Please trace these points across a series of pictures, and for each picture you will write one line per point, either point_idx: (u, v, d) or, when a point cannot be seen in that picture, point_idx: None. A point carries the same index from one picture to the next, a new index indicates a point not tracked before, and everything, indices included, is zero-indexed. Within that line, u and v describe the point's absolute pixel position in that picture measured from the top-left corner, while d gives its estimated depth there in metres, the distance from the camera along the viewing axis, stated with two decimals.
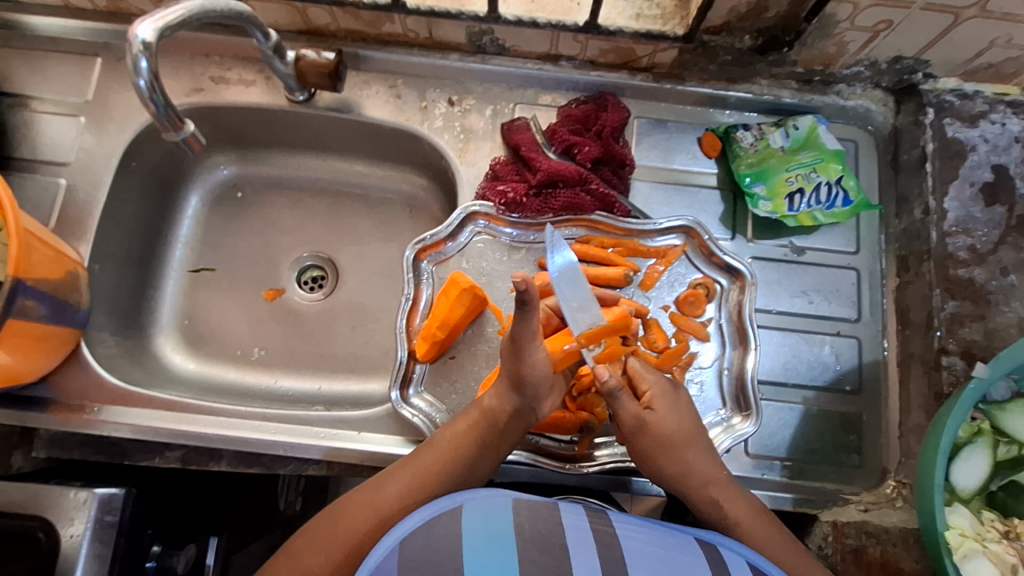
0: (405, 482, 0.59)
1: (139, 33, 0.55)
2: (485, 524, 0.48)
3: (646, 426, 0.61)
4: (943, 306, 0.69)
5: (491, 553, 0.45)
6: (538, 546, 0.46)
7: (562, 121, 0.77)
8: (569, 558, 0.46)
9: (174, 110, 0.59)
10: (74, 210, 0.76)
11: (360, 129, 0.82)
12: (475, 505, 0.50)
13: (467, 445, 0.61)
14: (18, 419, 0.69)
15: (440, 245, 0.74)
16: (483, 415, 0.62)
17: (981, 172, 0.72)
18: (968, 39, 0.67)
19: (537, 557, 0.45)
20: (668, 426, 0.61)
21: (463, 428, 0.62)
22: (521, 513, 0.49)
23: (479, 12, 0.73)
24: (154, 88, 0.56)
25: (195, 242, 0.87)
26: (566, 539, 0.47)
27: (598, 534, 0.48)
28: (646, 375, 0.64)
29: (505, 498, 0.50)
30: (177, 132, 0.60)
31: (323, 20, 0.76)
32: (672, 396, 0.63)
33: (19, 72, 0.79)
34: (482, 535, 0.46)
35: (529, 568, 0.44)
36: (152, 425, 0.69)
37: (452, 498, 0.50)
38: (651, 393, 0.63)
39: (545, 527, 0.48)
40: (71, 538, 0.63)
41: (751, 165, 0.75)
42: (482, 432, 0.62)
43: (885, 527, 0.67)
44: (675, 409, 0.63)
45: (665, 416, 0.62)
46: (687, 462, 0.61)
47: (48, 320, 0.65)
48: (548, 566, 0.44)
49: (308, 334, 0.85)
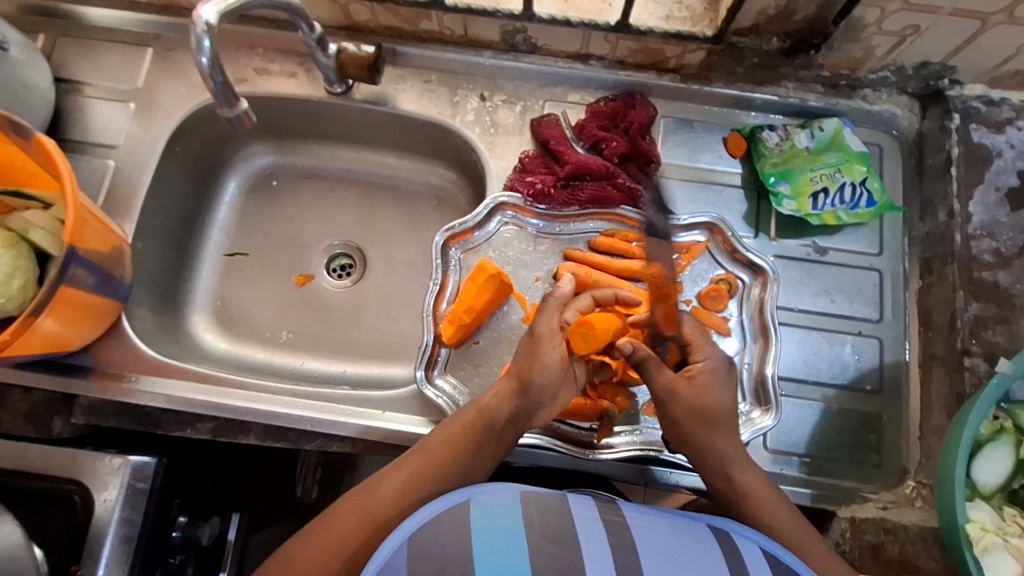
0: (403, 481, 0.60)
1: (202, 15, 0.59)
2: (494, 518, 0.48)
3: (683, 395, 0.61)
4: (967, 307, 0.70)
5: (500, 549, 0.46)
6: (548, 537, 0.47)
7: (590, 118, 0.79)
8: (580, 547, 0.47)
9: (231, 88, 0.62)
10: (121, 190, 0.79)
11: (394, 121, 0.85)
12: (482, 498, 0.50)
13: (462, 448, 0.62)
14: (61, 385, 0.72)
15: (468, 234, 0.76)
16: (479, 418, 0.63)
17: (1007, 177, 0.73)
18: (995, 46, 0.68)
19: (545, 547, 0.46)
20: (699, 398, 0.61)
21: (458, 429, 0.63)
22: (529, 504, 0.50)
23: (514, 11, 0.76)
24: (214, 67, 0.59)
25: (230, 227, 0.91)
26: (576, 530, 0.48)
27: (608, 524, 0.49)
28: (703, 346, 0.63)
29: (511, 490, 0.51)
30: (231, 109, 0.64)
31: (363, 17, 0.80)
32: (718, 382, 0.62)
33: (74, 59, 0.83)
34: (490, 528, 0.47)
35: (539, 557, 0.45)
36: (186, 396, 0.72)
37: (459, 493, 0.51)
38: (699, 365, 0.62)
39: (554, 519, 0.49)
40: (104, 502, 0.66)
41: (776, 164, 0.76)
42: (478, 434, 0.62)
43: (904, 525, 0.67)
44: (719, 385, 0.62)
45: (700, 390, 0.61)
46: (710, 445, 0.61)
47: (94, 290, 0.67)
48: (556, 555, 0.46)
49: (334, 320, 0.87)
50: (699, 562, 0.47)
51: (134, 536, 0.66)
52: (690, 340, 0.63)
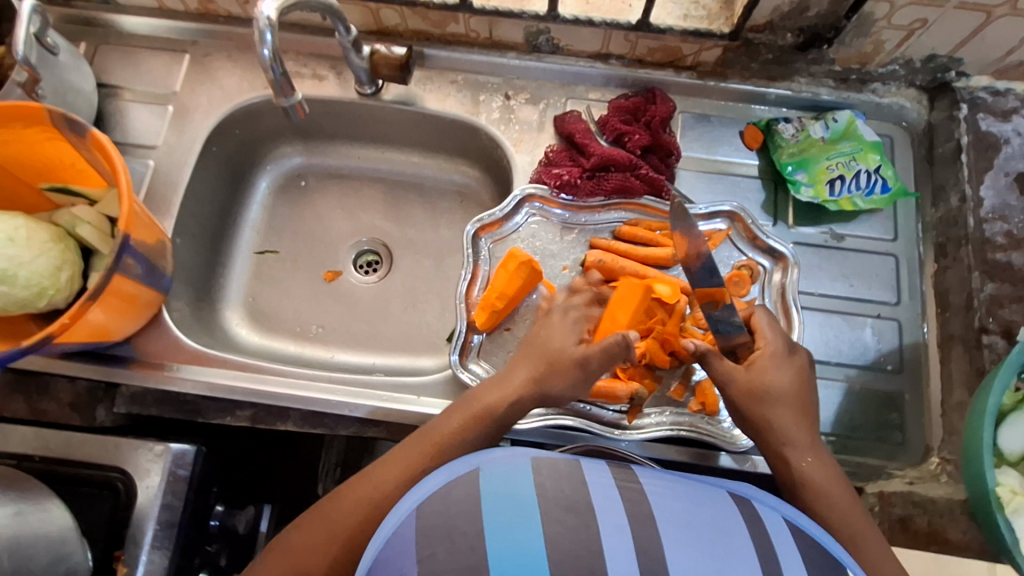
0: (399, 466, 0.57)
1: (263, 11, 0.63)
2: (502, 486, 0.46)
3: (739, 377, 0.62)
4: (983, 287, 0.72)
5: (511, 518, 0.43)
6: (561, 505, 0.44)
7: (613, 112, 0.82)
8: (595, 516, 0.44)
9: (286, 78, 0.67)
10: (160, 188, 0.82)
11: (421, 120, 0.88)
12: (492, 466, 0.48)
13: (464, 440, 0.59)
14: (103, 374, 0.74)
15: (496, 225, 0.78)
16: (482, 411, 0.61)
17: (1016, 163, 0.76)
18: (1000, 38, 0.71)
19: (560, 515, 0.43)
20: (758, 380, 0.62)
21: (462, 419, 0.60)
22: (541, 472, 0.47)
23: (540, 11, 0.79)
24: (275, 58, 0.64)
25: (261, 226, 0.93)
26: (592, 499, 0.45)
27: (624, 491, 0.47)
28: (761, 334, 0.64)
29: (523, 457, 0.49)
30: (287, 99, 0.69)
31: (393, 21, 0.83)
32: (779, 364, 0.62)
33: (113, 65, 0.87)
34: (504, 497, 0.44)
35: (552, 527, 0.42)
36: (226, 383, 0.74)
37: (468, 461, 0.48)
38: (761, 350, 0.63)
39: (567, 485, 0.46)
40: (146, 489, 0.67)
41: (792, 154, 0.79)
42: (480, 428, 0.60)
43: (932, 498, 0.68)
44: (780, 370, 0.62)
45: (760, 372, 0.62)
46: (770, 420, 0.60)
47: (142, 280, 0.70)
48: (571, 524, 0.43)
49: (363, 313, 0.90)
50: (722, 529, 0.44)
51: (175, 522, 0.68)
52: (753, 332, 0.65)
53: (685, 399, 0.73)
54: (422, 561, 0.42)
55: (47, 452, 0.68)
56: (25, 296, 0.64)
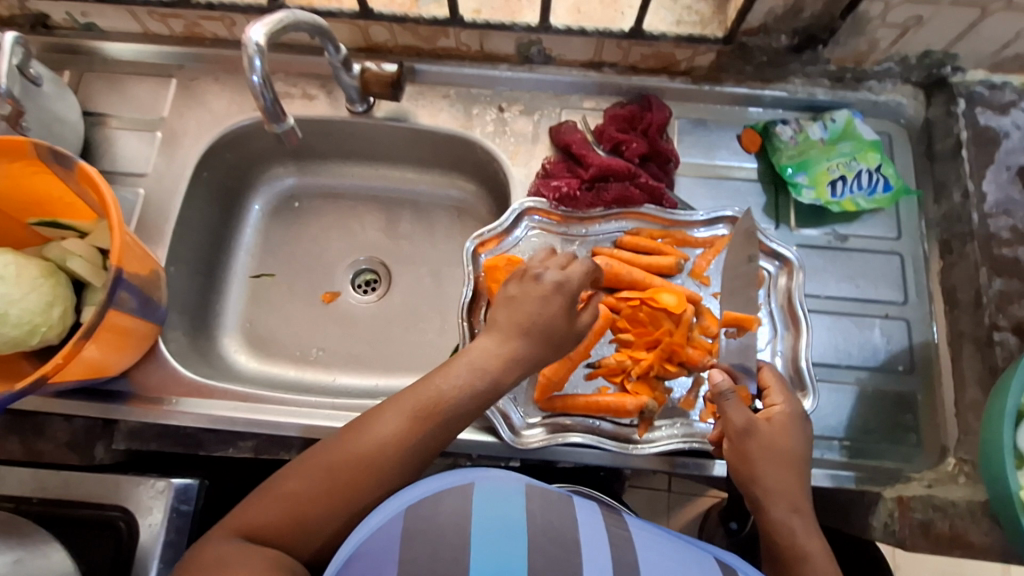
0: (403, 415, 0.55)
1: (252, 37, 0.62)
2: (495, 506, 0.47)
3: (756, 433, 0.60)
4: (991, 284, 0.71)
5: (497, 543, 0.45)
6: (549, 537, 0.46)
7: (609, 122, 0.81)
8: (580, 553, 0.46)
9: (279, 105, 0.66)
10: (151, 217, 0.80)
11: (415, 136, 0.87)
12: (486, 483, 0.49)
13: (473, 391, 0.57)
14: (101, 411, 0.72)
15: (496, 241, 0.77)
16: (496, 361, 0.59)
17: (1018, 156, 0.75)
18: (995, 31, 0.71)
19: (544, 544, 0.45)
20: (775, 438, 0.61)
21: (473, 371, 0.58)
22: (533, 500, 0.49)
23: (531, 23, 0.78)
24: (265, 85, 0.63)
25: (257, 250, 0.92)
26: (579, 535, 0.47)
27: (613, 537, 0.48)
28: (777, 393, 0.65)
29: (518, 481, 0.50)
30: (279, 125, 0.68)
31: (382, 37, 0.82)
32: (794, 426, 0.62)
33: (99, 93, 0.85)
34: (492, 521, 0.46)
35: (535, 557, 0.44)
36: (226, 414, 0.72)
37: (464, 474, 0.50)
38: (776, 409, 0.63)
39: (555, 517, 0.48)
40: (150, 527, 0.65)
41: (792, 156, 0.78)
42: (488, 383, 0.58)
43: (952, 501, 0.65)
44: (794, 433, 0.62)
45: (777, 432, 0.61)
46: (782, 481, 0.59)
47: (136, 314, 0.68)
48: (554, 554, 0.45)
49: (364, 334, 0.88)
50: None
51: (179, 561, 0.65)
52: (766, 389, 0.65)
53: (695, 410, 0.71)
54: (402, 562, 0.43)
55: (44, 494, 0.66)
56: (16, 335, 0.62)
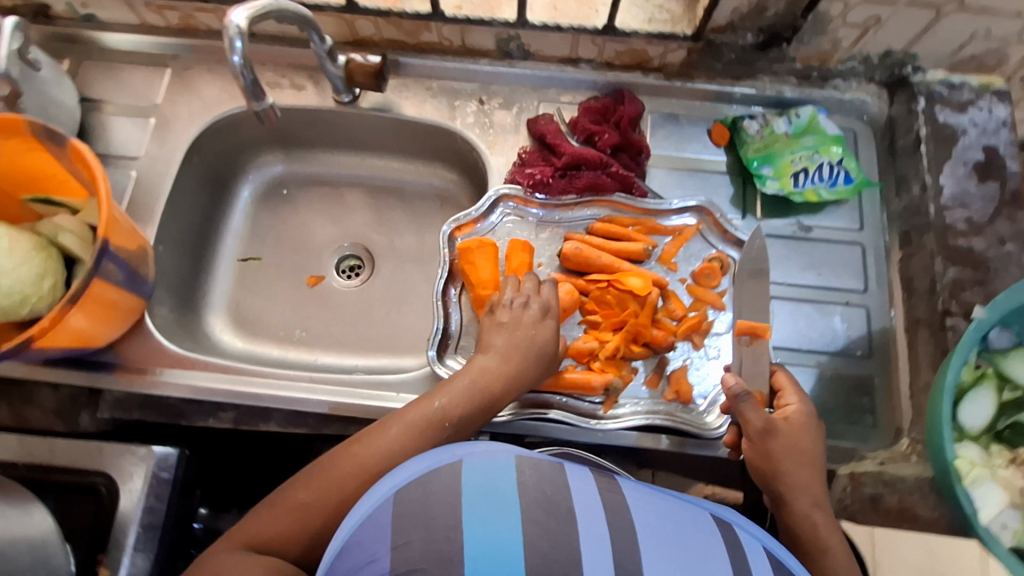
0: (402, 429, 0.60)
1: (234, 20, 0.66)
2: (487, 479, 0.47)
3: (777, 432, 0.64)
4: (945, 272, 0.74)
5: (493, 513, 0.44)
6: (540, 505, 0.46)
7: (583, 114, 0.84)
8: (575, 523, 0.45)
9: (258, 85, 0.70)
10: (142, 197, 0.83)
11: (398, 127, 0.90)
12: (474, 459, 0.49)
13: (465, 404, 0.63)
14: (87, 380, 0.75)
15: (472, 225, 0.80)
16: (484, 374, 0.65)
17: (973, 152, 0.78)
18: (951, 33, 0.74)
19: (539, 517, 0.45)
20: (794, 439, 0.64)
21: (464, 383, 0.64)
22: (524, 470, 0.48)
23: (509, 19, 0.82)
24: (246, 66, 0.67)
25: (244, 234, 0.95)
26: (572, 503, 0.47)
27: (607, 502, 0.48)
28: (790, 392, 0.68)
29: (507, 453, 0.49)
30: (259, 103, 0.72)
31: (368, 31, 0.86)
32: (810, 425, 0.66)
33: (95, 80, 0.89)
34: (485, 491, 0.46)
35: (531, 527, 0.44)
36: (209, 386, 0.75)
37: (451, 452, 0.49)
38: (791, 407, 0.67)
39: (548, 486, 0.47)
40: (129, 493, 0.68)
41: (758, 150, 0.82)
42: (481, 397, 0.64)
43: (902, 476, 0.68)
44: (810, 432, 0.65)
45: (796, 430, 0.65)
46: (803, 479, 0.63)
47: (122, 286, 0.71)
48: (550, 526, 0.44)
49: (346, 316, 0.91)
50: (705, 555, 0.46)
51: (158, 525, 0.68)
52: (780, 388, 0.69)
53: (659, 388, 0.74)
54: (395, 547, 0.43)
55: (31, 459, 0.69)
56: (7, 303, 0.65)
